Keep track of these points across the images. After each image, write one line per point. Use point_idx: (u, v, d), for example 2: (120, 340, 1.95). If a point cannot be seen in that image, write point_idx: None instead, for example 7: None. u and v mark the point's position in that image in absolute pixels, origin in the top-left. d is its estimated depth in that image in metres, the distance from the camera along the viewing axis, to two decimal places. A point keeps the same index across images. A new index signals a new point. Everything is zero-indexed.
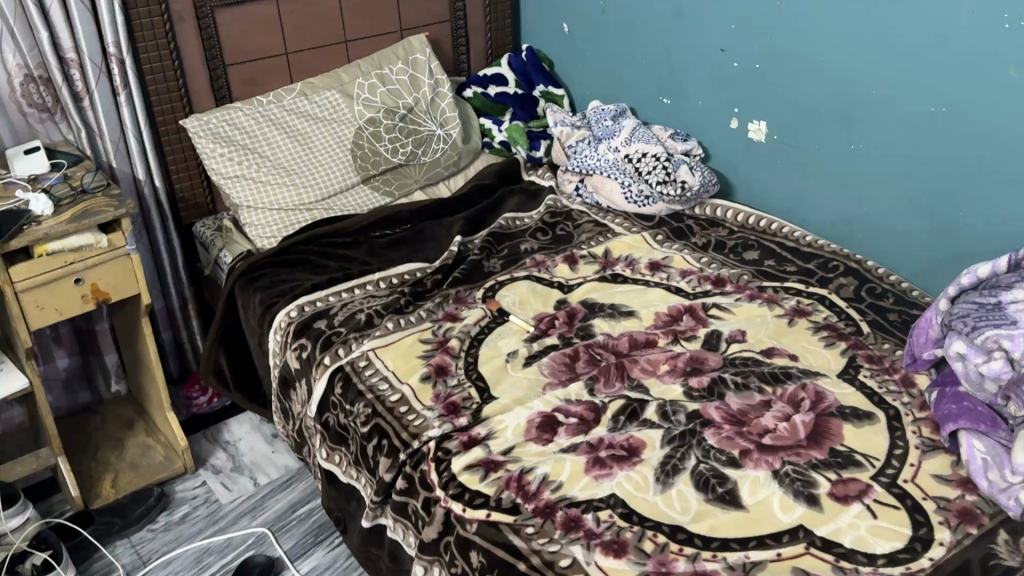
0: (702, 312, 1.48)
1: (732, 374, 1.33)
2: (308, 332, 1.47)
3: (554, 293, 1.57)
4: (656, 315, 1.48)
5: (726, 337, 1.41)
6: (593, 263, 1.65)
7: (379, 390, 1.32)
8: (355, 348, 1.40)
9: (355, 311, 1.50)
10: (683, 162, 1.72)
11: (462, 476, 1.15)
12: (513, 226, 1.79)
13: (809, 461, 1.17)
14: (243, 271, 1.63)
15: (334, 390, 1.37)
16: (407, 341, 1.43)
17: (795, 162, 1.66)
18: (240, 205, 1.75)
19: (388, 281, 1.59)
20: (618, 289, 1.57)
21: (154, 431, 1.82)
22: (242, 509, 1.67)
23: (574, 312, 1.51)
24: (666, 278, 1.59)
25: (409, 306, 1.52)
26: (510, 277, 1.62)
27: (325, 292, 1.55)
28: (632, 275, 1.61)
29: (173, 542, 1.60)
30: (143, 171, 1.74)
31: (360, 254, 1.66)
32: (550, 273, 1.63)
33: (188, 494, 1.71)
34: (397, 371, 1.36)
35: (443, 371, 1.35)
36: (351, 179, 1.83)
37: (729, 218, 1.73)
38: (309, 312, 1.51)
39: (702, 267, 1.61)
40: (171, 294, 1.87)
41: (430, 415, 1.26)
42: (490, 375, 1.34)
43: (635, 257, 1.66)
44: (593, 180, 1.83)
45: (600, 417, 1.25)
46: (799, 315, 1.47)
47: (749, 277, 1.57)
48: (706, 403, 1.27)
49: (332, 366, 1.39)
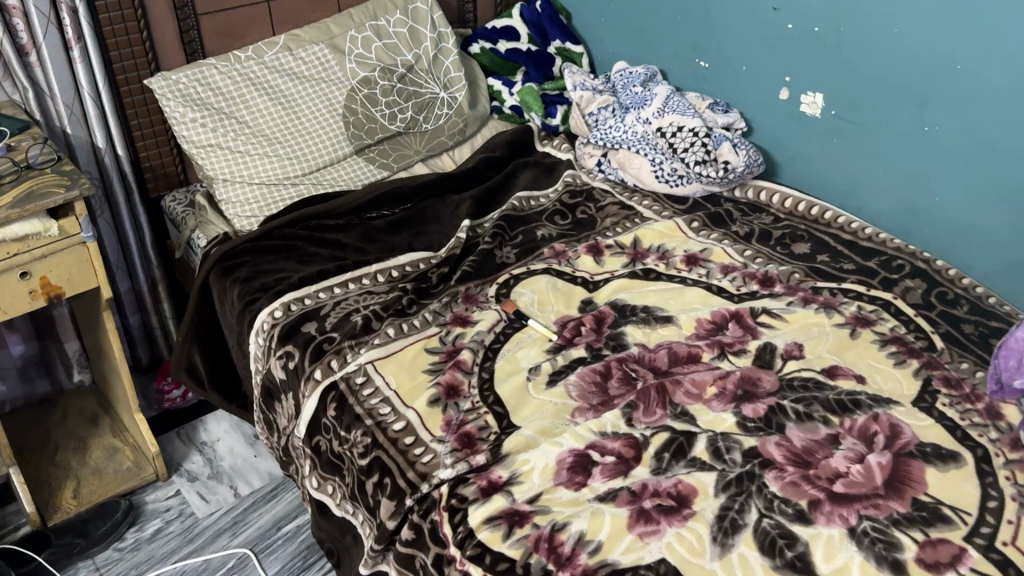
0: (750, 319, 1.29)
1: (792, 402, 1.14)
2: (295, 339, 1.26)
3: (578, 292, 1.37)
4: (698, 321, 1.29)
5: (781, 352, 1.23)
6: (621, 255, 1.45)
7: (380, 414, 1.13)
8: (350, 361, 1.21)
9: (349, 313, 1.30)
10: (725, 139, 1.53)
11: (482, 533, 0.96)
12: (528, 208, 1.58)
13: (890, 516, 0.99)
14: (220, 259, 1.42)
15: (326, 411, 1.17)
16: (412, 352, 1.23)
17: (854, 143, 1.45)
18: (215, 179, 1.52)
19: (387, 276, 1.38)
20: (652, 288, 1.37)
21: (121, 431, 1.63)
22: (221, 526, 1.48)
23: (603, 316, 1.31)
24: (705, 275, 1.39)
25: (411, 307, 1.31)
26: (527, 270, 1.41)
27: (313, 289, 1.34)
28: (667, 271, 1.41)
29: (143, 565, 1.41)
30: (104, 139, 1.51)
31: (354, 241, 1.45)
32: (572, 266, 1.43)
33: (160, 506, 1.52)
34: (400, 391, 1.16)
35: (454, 391, 1.16)
36: (343, 150, 1.60)
37: (775, 203, 1.53)
38: (296, 313, 1.30)
39: (746, 263, 1.42)
40: (138, 274, 1.67)
41: (441, 450, 1.07)
42: (510, 398, 1.15)
43: (669, 248, 1.46)
44: (619, 155, 1.62)
45: (641, 455, 1.06)
46: (862, 324, 1.28)
47: (801, 275, 1.38)
48: (764, 438, 1.09)
49: (324, 382, 1.19)
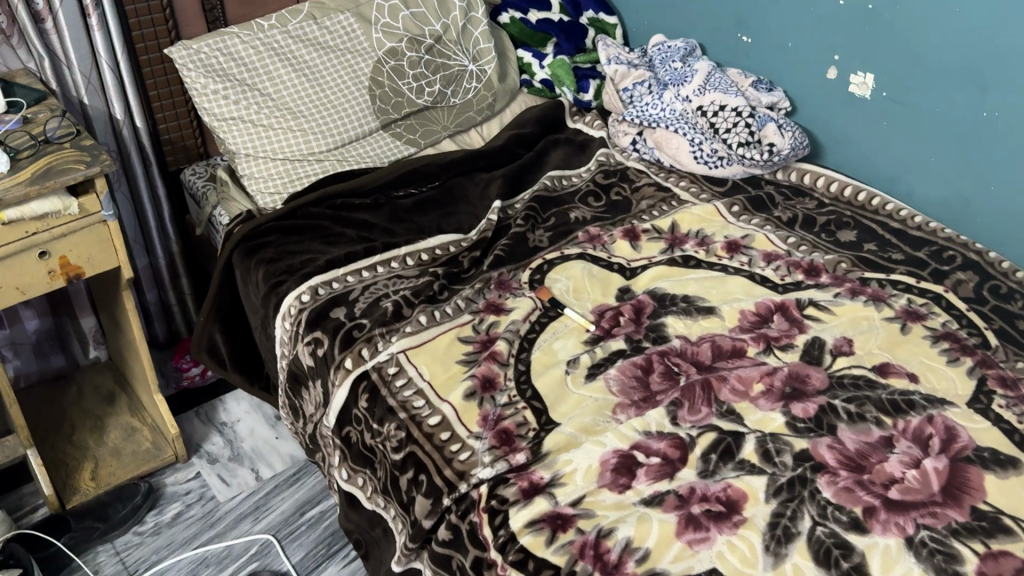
0: (796, 311, 1.25)
1: (843, 401, 1.10)
2: (323, 325, 1.22)
3: (616, 279, 1.32)
4: (742, 313, 1.25)
5: (830, 348, 1.19)
6: (659, 240, 1.40)
7: (414, 407, 1.08)
8: (381, 350, 1.16)
9: (378, 299, 1.25)
10: (771, 120, 1.46)
11: (524, 538, 0.92)
12: (560, 188, 1.52)
13: (949, 526, 0.95)
14: (244, 238, 1.37)
15: (358, 402, 1.13)
16: (445, 341, 1.18)
17: (904, 127, 1.39)
18: (238, 153, 1.47)
19: (416, 259, 1.33)
20: (692, 277, 1.32)
21: (139, 410, 1.59)
22: (243, 511, 1.45)
23: (642, 306, 1.26)
24: (747, 264, 1.35)
25: (442, 293, 1.26)
26: (561, 255, 1.36)
27: (341, 273, 1.30)
28: (707, 259, 1.36)
29: (163, 550, 1.38)
30: (122, 110, 1.45)
31: (382, 221, 1.40)
32: (608, 251, 1.38)
33: (180, 488, 1.49)
34: (434, 383, 1.12)
35: (491, 384, 1.11)
36: (369, 124, 1.54)
37: (819, 187, 1.49)
38: (324, 297, 1.26)
39: (789, 251, 1.37)
40: (156, 250, 1.62)
41: (479, 447, 1.03)
42: (549, 392, 1.10)
43: (709, 234, 1.41)
44: (655, 135, 1.58)
45: (687, 456, 1.02)
46: (913, 319, 1.24)
47: (849, 264, 1.34)
48: (815, 440, 1.05)
49: (355, 372, 1.15)
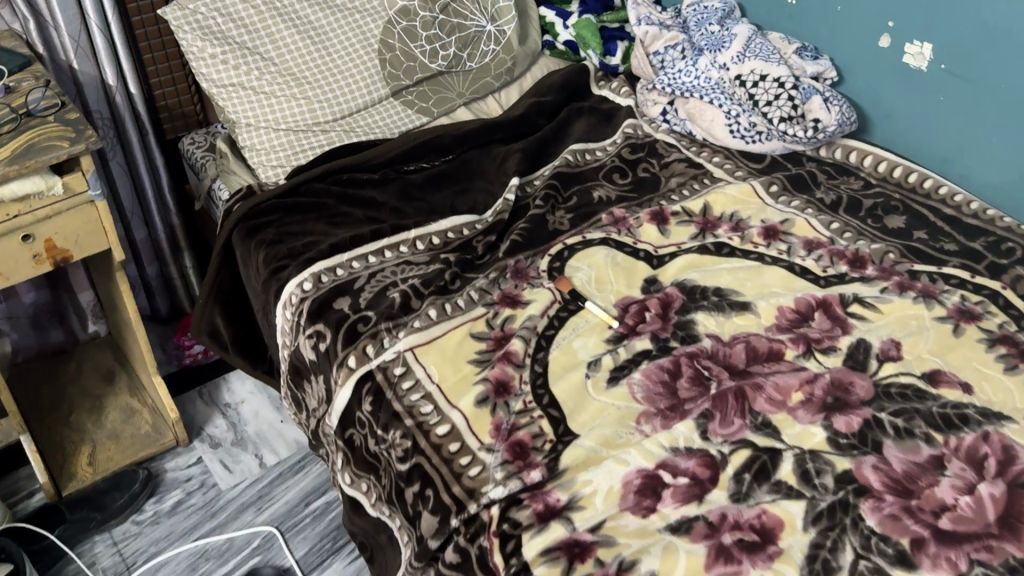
0: (839, 308, 1.15)
1: (890, 415, 1.01)
2: (326, 317, 1.13)
3: (642, 269, 1.22)
4: (779, 311, 1.15)
5: (875, 352, 1.09)
6: (689, 225, 1.30)
7: (421, 413, 1.00)
8: (387, 347, 1.08)
9: (386, 287, 1.17)
10: (815, 92, 1.35)
11: (538, 568, 0.84)
12: (584, 163, 1.42)
13: (1006, 562, 0.86)
14: (244, 217, 1.28)
15: (361, 404, 1.05)
16: (456, 338, 1.10)
17: (963, 103, 1.27)
18: (238, 122, 1.37)
19: (426, 244, 1.24)
20: (725, 267, 1.22)
21: (139, 391, 1.53)
22: (245, 500, 1.39)
23: (670, 300, 1.16)
24: (786, 252, 1.25)
25: (454, 282, 1.17)
26: (583, 240, 1.27)
27: (346, 258, 1.21)
28: (742, 247, 1.26)
29: (162, 542, 1.33)
30: (115, 75, 1.35)
31: (391, 200, 1.31)
32: (634, 236, 1.28)
33: (180, 475, 1.42)
34: (443, 386, 1.03)
35: (505, 389, 1.03)
36: (379, 92, 1.43)
37: (867, 165, 1.38)
38: (328, 285, 1.17)
39: (831, 239, 1.26)
40: (155, 222, 1.54)
41: (491, 462, 0.95)
42: (568, 399, 1.01)
43: (744, 218, 1.30)
44: (688, 106, 1.47)
45: (718, 476, 0.94)
46: (966, 319, 1.13)
47: (897, 255, 1.23)
48: (858, 459, 0.96)
49: (358, 372, 1.06)
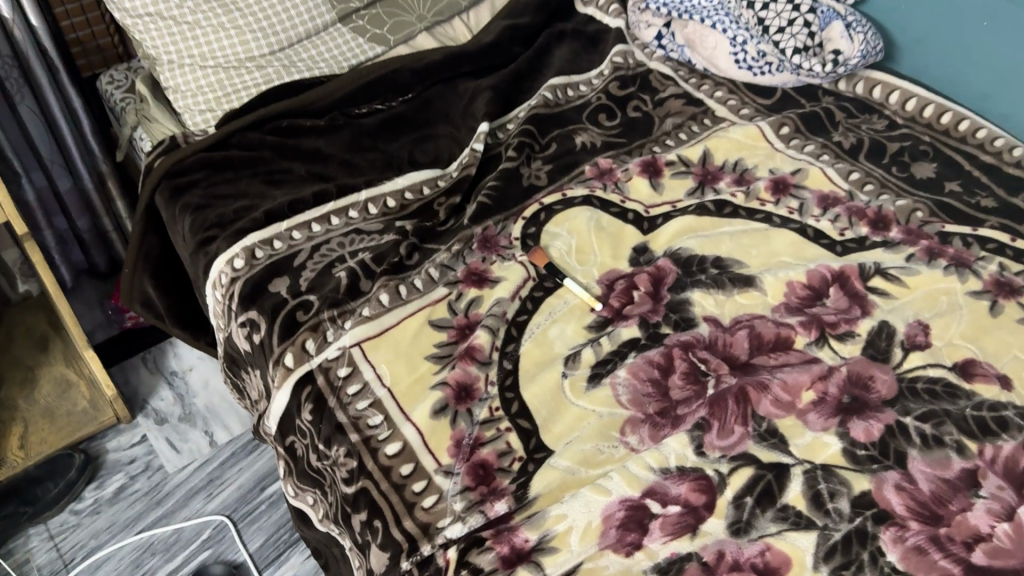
0: (859, 283, 0.99)
1: (916, 419, 0.87)
2: (260, 303, 0.97)
3: (630, 236, 1.05)
4: (789, 287, 0.99)
5: (900, 339, 0.94)
6: (686, 177, 1.12)
7: (368, 426, 0.86)
8: (331, 343, 0.92)
9: (331, 264, 1.00)
10: (836, 17, 1.16)
11: None
12: (565, 102, 1.23)
13: None
14: (167, 176, 1.11)
15: (300, 411, 0.90)
16: (412, 329, 0.94)
17: (1010, 30, 1.08)
18: (159, 58, 1.18)
19: (380, 208, 1.07)
20: (726, 232, 1.05)
21: (75, 360, 1.38)
22: (194, 485, 1.27)
23: (662, 275, 1.00)
24: (798, 211, 1.08)
25: (411, 257, 1.01)
26: (562, 199, 1.10)
27: (284, 228, 1.03)
28: (746, 206, 1.09)
29: (103, 535, 1.21)
30: (9, 5, 1.15)
31: (339, 151, 1.13)
32: (621, 193, 1.11)
33: (123, 457, 1.30)
34: (396, 391, 0.88)
35: (467, 394, 0.88)
36: (323, 18, 1.22)
37: (893, 103, 1.19)
38: (263, 263, 1.00)
39: (850, 194, 1.09)
40: (80, 170, 1.36)
41: (448, 490, 0.81)
42: (540, 406, 0.87)
43: (750, 169, 1.13)
44: (687, 30, 1.27)
45: (716, 502, 0.80)
46: (1005, 293, 0.97)
47: (926, 213, 1.06)
48: (879, 478, 0.82)
49: (296, 373, 0.91)
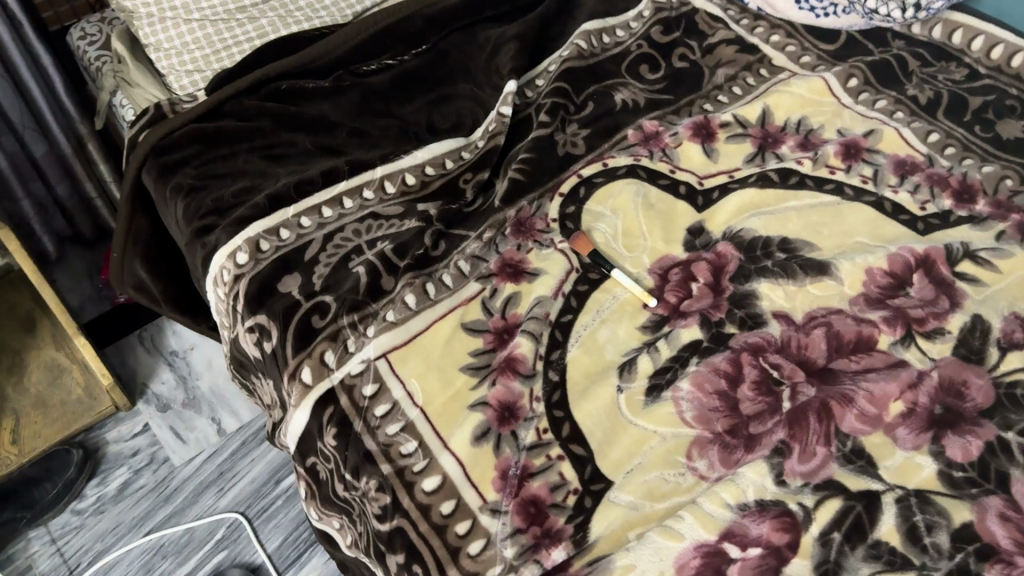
0: (945, 268, 0.88)
1: (1019, 434, 0.76)
2: (269, 306, 0.86)
3: (683, 214, 0.93)
4: (867, 274, 0.87)
5: (996, 336, 0.83)
6: (744, 140, 1.00)
7: (401, 455, 0.76)
8: (352, 354, 0.81)
9: (346, 257, 0.88)
10: None
11: None
12: (601, 50, 1.09)
13: None
14: (154, 152, 0.97)
15: (322, 435, 0.79)
16: (443, 335, 0.83)
17: None
18: (137, 12, 1.03)
19: (398, 186, 0.94)
20: (792, 207, 0.93)
21: (65, 342, 1.27)
22: (204, 479, 1.18)
23: (723, 262, 0.89)
24: (872, 181, 0.95)
25: (437, 247, 0.89)
26: (603, 169, 0.97)
27: (291, 214, 0.91)
28: (814, 175, 0.96)
29: (109, 537, 1.13)
30: None
31: (347, 118, 1.00)
32: (669, 161, 0.98)
33: (125, 449, 1.21)
34: (430, 411, 0.78)
35: (511, 414, 0.77)
36: None
37: (975, 49, 1.06)
38: (270, 258, 0.88)
39: (929, 159, 0.97)
40: (56, 134, 1.22)
41: (497, 532, 0.71)
42: (595, 428, 0.77)
43: (816, 130, 1.00)
44: None
45: (801, 541, 0.70)
46: None
47: (1016, 181, 0.94)
48: (982, 507, 0.72)
49: (316, 391, 0.80)
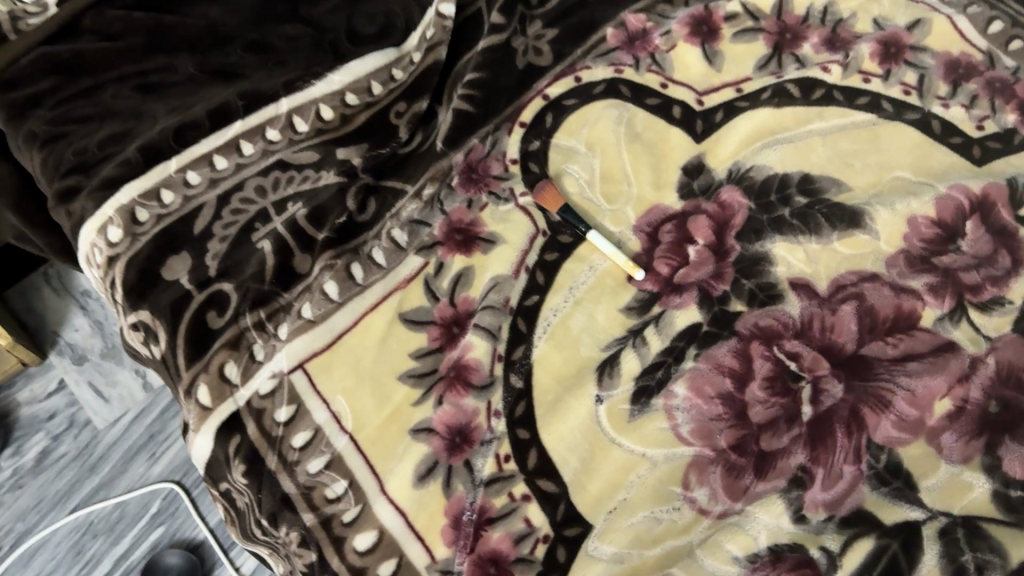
0: (1006, 212, 0.69)
1: None
2: (154, 299, 0.67)
3: (676, 148, 0.74)
4: (909, 225, 0.69)
5: None
6: (756, 37, 0.78)
7: (327, 501, 0.61)
8: (260, 366, 0.64)
9: (248, 226, 0.69)
10: None
11: None
12: None
13: None
14: None
15: (228, 468, 0.63)
16: (376, 333, 0.66)
17: None
18: None
19: (312, 124, 0.73)
20: (815, 132, 0.74)
21: None
22: (133, 443, 1.05)
23: (727, 216, 0.70)
24: (917, 92, 0.76)
25: (364, 209, 0.70)
26: (576, 87, 0.77)
27: (174, 168, 0.71)
28: (843, 86, 0.76)
29: (31, 515, 1.00)
30: None
31: (242, 27, 0.77)
32: (661, 72, 0.78)
33: (40, 412, 1.07)
34: (362, 439, 0.62)
35: (464, 439, 0.62)
36: None
37: None
38: (150, 232, 0.69)
39: (988, 59, 0.77)
40: None
41: None
42: (568, 454, 0.62)
43: (846, 21, 0.79)
44: None
45: None
46: None
47: None
48: None
49: (217, 415, 0.63)
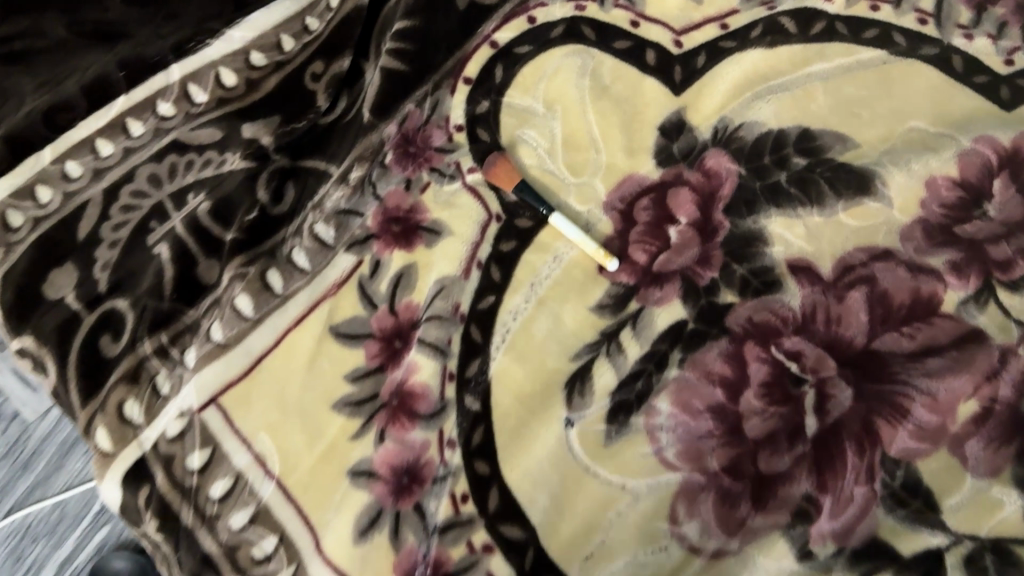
0: None
1: None
2: (35, 321, 0.55)
3: (651, 102, 0.62)
4: (928, 188, 0.59)
5: None
6: None
7: (255, 562, 0.52)
8: (166, 403, 0.55)
9: (143, 226, 0.58)
10: None
11: None
12: None
13: None
14: None
15: (139, 526, 0.53)
16: (304, 352, 0.56)
17: None
18: None
19: (213, 93, 0.60)
20: (815, 76, 0.62)
21: None
22: (72, 434, 0.85)
23: (714, 186, 0.59)
24: (934, 20, 0.64)
25: (280, 198, 0.59)
26: (530, 30, 0.64)
27: (50, 159, 0.59)
28: (846, 17, 0.64)
29: None
30: None
31: None
32: (631, 6, 0.64)
33: None
34: (293, 485, 0.53)
35: (412, 479, 0.53)
36: None
37: None
38: (26, 240, 0.57)
39: None
40: None
41: None
42: (535, 491, 0.53)
43: None
44: None
45: None
46: None
47: None
48: None
49: (121, 461, 0.53)
